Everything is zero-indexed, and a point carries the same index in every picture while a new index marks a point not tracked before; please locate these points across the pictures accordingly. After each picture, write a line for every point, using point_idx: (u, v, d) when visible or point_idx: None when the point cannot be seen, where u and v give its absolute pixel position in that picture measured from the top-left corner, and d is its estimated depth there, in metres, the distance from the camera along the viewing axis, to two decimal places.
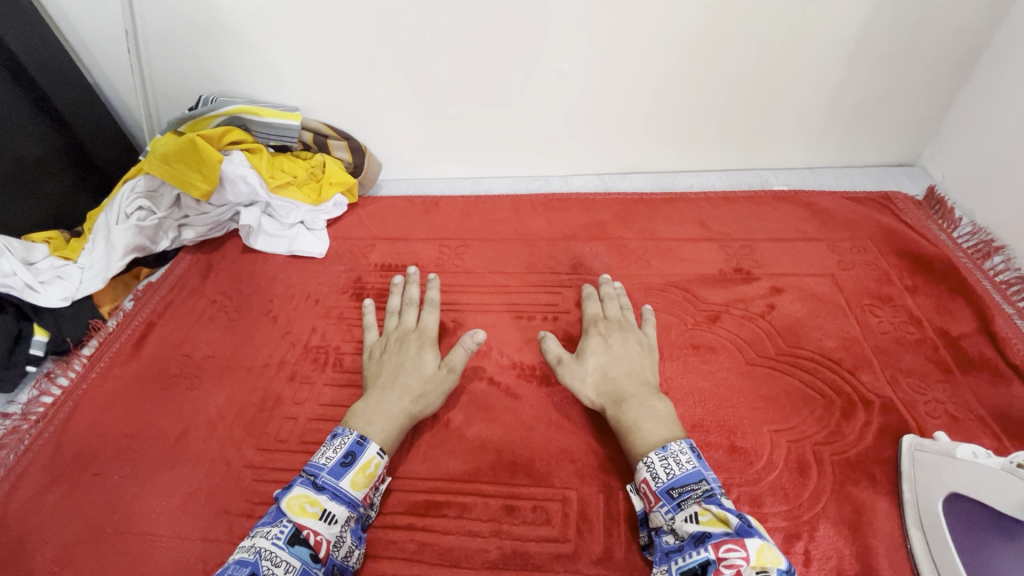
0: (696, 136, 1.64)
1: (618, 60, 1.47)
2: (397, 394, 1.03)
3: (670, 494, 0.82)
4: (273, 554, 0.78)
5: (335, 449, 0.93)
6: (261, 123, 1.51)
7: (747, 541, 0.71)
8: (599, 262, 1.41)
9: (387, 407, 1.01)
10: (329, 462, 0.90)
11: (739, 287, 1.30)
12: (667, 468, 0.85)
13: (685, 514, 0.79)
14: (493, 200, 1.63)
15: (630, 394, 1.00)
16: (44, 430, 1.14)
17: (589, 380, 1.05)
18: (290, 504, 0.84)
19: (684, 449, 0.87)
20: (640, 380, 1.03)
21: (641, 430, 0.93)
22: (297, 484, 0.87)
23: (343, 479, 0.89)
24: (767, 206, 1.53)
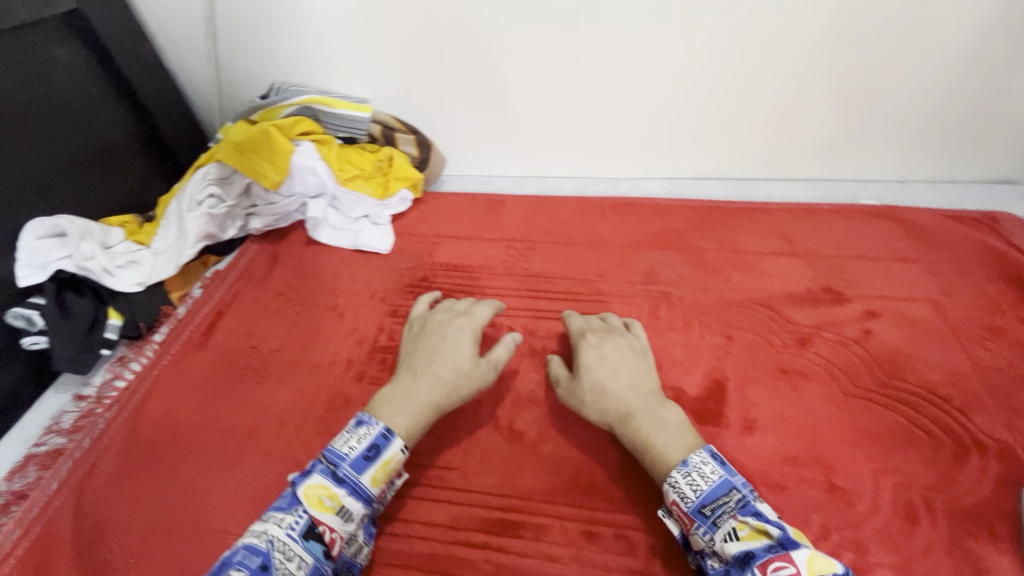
0: (779, 142, 1.55)
1: (701, 60, 1.41)
2: (427, 385, 1.00)
3: (703, 514, 0.78)
4: (285, 546, 0.77)
5: (361, 437, 0.89)
6: (331, 114, 1.50)
7: (795, 555, 0.67)
8: (677, 273, 1.34)
9: (412, 396, 0.98)
10: (353, 453, 0.87)
11: (830, 309, 1.21)
12: (691, 483, 0.81)
13: (723, 532, 0.74)
14: (561, 201, 1.58)
15: (640, 410, 0.95)
16: (118, 416, 1.15)
17: (596, 388, 1.00)
18: (306, 496, 0.82)
19: (706, 460, 0.82)
20: (644, 395, 0.98)
21: (655, 446, 0.89)
22: (314, 472, 0.85)
23: (365, 474, 0.86)
24: (857, 221, 1.43)
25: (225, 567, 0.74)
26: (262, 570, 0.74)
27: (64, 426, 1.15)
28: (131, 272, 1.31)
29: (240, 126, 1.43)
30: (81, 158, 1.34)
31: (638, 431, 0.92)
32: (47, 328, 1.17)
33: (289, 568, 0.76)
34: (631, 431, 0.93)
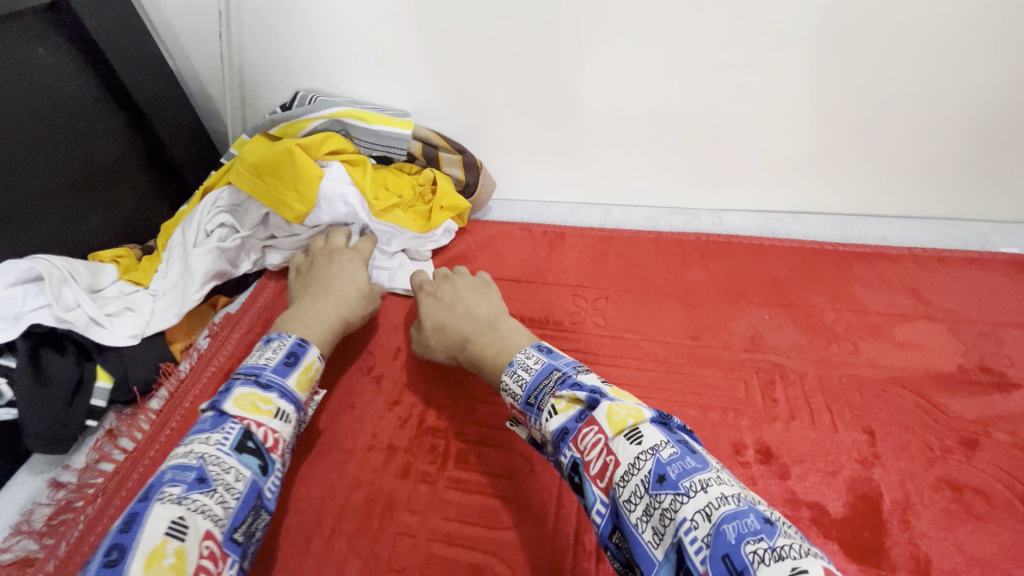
0: (899, 173, 1.29)
1: (818, 76, 1.16)
2: (330, 300, 1.04)
3: (530, 405, 0.76)
4: (218, 460, 0.69)
5: (267, 354, 0.87)
6: (366, 130, 1.25)
7: (597, 410, 0.67)
8: (789, 339, 1.09)
9: (321, 312, 1.01)
10: (269, 362, 0.85)
11: (995, 397, 0.96)
12: (519, 381, 0.80)
13: (545, 414, 0.73)
14: (634, 237, 1.34)
15: (497, 328, 0.95)
16: (103, 513, 0.92)
17: (448, 322, 1.00)
18: (237, 400, 0.77)
19: (531, 355, 0.82)
20: (474, 317, 0.99)
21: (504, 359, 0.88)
22: (235, 386, 0.80)
23: (288, 378, 0.85)
24: (1002, 276, 1.17)
25: (153, 486, 0.65)
26: (201, 481, 0.66)
27: (36, 525, 0.92)
28: (123, 322, 1.07)
29: (256, 144, 1.20)
30: (66, 181, 1.10)
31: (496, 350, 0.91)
32: (17, 399, 0.95)
33: (228, 479, 0.69)
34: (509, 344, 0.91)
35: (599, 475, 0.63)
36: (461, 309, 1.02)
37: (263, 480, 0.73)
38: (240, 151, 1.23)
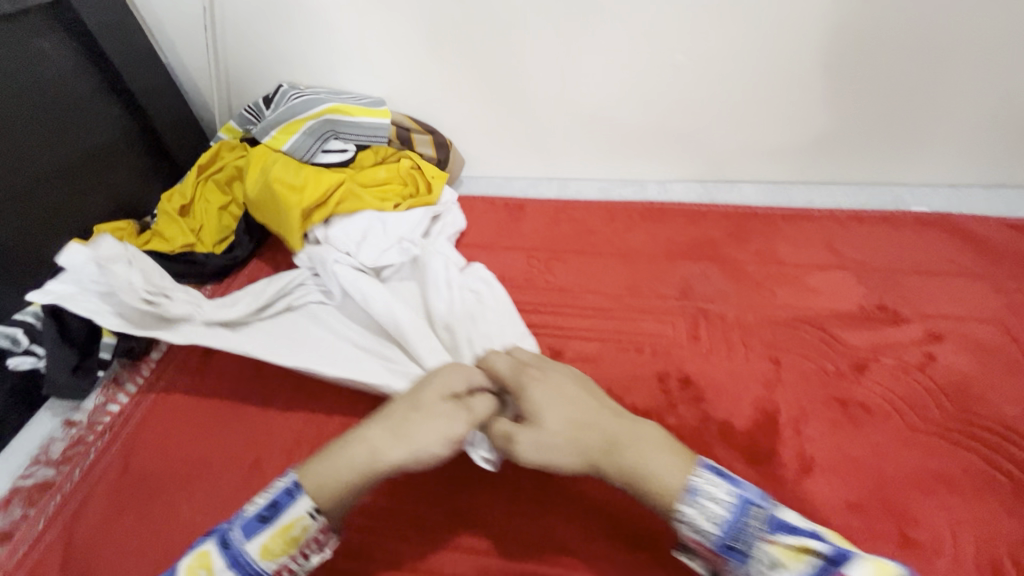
0: (822, 144, 1.44)
1: (738, 54, 1.30)
2: (356, 443, 0.77)
3: (732, 549, 0.68)
4: None
5: (265, 496, 0.73)
6: (349, 125, 1.40)
7: (848, 567, 0.64)
8: (716, 288, 1.23)
9: (349, 458, 0.75)
10: (250, 513, 0.71)
11: (887, 329, 1.11)
12: (708, 517, 0.69)
13: (764, 560, 0.67)
14: (587, 206, 1.47)
15: (632, 441, 0.77)
16: (111, 445, 1.06)
17: (580, 438, 0.79)
18: (188, 568, 0.68)
19: (709, 479, 0.71)
20: (601, 412, 0.82)
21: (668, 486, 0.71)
22: (210, 536, 0.71)
23: (253, 541, 0.69)
24: (908, 231, 1.32)
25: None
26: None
27: (52, 456, 1.05)
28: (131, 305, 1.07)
29: (259, 152, 1.35)
30: (69, 161, 1.23)
31: (642, 471, 0.74)
32: (38, 352, 1.09)
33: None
34: (635, 463, 0.74)
35: None
36: (556, 426, 0.80)
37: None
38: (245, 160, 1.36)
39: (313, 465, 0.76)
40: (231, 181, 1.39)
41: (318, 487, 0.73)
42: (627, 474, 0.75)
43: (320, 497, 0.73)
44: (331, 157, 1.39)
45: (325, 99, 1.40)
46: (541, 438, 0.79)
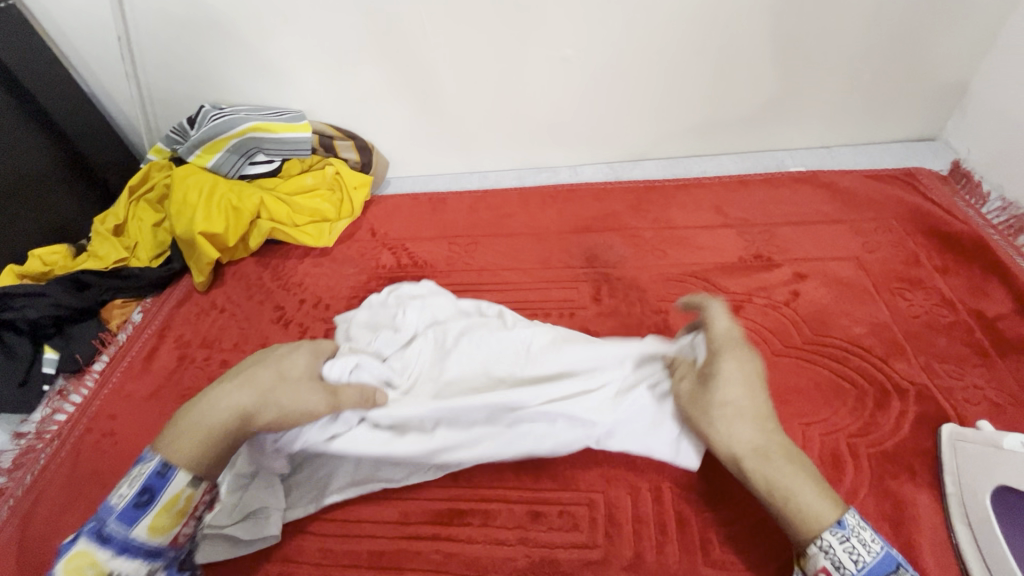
0: (711, 121, 1.55)
1: (619, 47, 1.40)
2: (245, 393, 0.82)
3: None
4: None
5: (133, 480, 0.75)
6: (272, 140, 1.48)
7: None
8: (616, 254, 1.37)
9: (224, 397, 0.81)
10: (120, 501, 0.73)
11: (761, 274, 1.25)
12: (854, 555, 0.71)
13: None
14: (502, 194, 1.59)
15: (759, 430, 0.80)
16: (60, 449, 1.14)
17: (744, 438, 0.80)
18: (66, 569, 0.68)
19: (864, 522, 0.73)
20: (765, 422, 0.81)
21: (792, 501, 0.76)
22: (80, 535, 0.71)
23: (138, 524, 0.73)
24: (785, 188, 1.47)
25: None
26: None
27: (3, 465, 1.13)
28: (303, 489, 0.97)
29: (191, 170, 1.45)
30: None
31: (760, 476, 0.78)
32: None
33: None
34: (765, 478, 0.78)
35: None
36: (745, 403, 0.82)
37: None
38: (175, 175, 1.45)
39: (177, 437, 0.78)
40: (159, 194, 1.47)
41: (175, 450, 0.77)
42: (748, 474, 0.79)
43: (174, 448, 0.77)
44: (259, 172, 1.51)
45: (247, 116, 1.47)
46: (711, 429, 0.82)
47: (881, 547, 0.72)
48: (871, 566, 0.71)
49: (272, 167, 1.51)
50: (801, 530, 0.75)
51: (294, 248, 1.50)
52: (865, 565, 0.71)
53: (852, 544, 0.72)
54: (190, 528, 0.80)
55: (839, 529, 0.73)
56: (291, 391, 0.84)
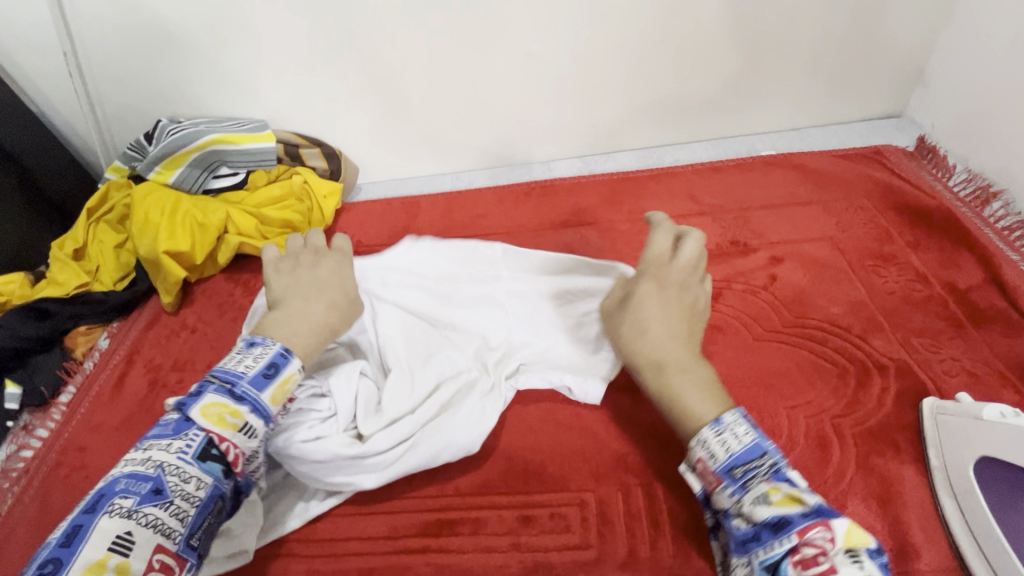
0: (680, 108, 1.55)
1: (585, 39, 1.39)
2: (319, 302, 0.94)
3: (734, 476, 0.72)
4: (179, 470, 0.72)
5: (259, 354, 0.83)
6: (236, 151, 1.43)
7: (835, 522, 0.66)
8: (594, 248, 1.36)
9: (308, 317, 0.92)
10: (249, 371, 0.80)
11: (738, 260, 1.25)
12: (729, 448, 0.73)
13: (754, 496, 0.70)
14: (475, 194, 1.57)
15: (689, 344, 0.86)
16: (28, 487, 1.09)
17: (666, 345, 0.85)
18: (207, 416, 0.76)
19: (741, 420, 0.75)
20: (684, 342, 0.86)
21: (688, 399, 0.80)
22: (207, 391, 0.78)
23: (264, 393, 0.79)
24: (757, 172, 1.47)
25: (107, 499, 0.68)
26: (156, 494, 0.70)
27: None
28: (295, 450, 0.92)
29: (152, 188, 1.40)
30: None
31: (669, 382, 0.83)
32: None
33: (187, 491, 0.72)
34: (670, 376, 0.83)
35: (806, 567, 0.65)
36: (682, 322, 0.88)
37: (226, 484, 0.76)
38: (134, 193, 1.39)
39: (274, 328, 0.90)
40: (119, 215, 1.41)
41: (270, 333, 0.89)
42: (661, 374, 0.84)
43: (290, 340, 0.88)
44: (223, 185, 1.46)
45: (210, 128, 1.42)
46: (629, 334, 0.89)
47: (754, 437, 0.73)
48: (735, 455, 0.73)
49: (236, 179, 1.46)
50: (688, 426, 0.79)
51: (264, 261, 1.46)
52: (730, 453, 0.73)
53: (718, 435, 0.74)
54: (280, 413, 0.85)
55: (712, 425, 0.75)
56: (314, 311, 0.92)
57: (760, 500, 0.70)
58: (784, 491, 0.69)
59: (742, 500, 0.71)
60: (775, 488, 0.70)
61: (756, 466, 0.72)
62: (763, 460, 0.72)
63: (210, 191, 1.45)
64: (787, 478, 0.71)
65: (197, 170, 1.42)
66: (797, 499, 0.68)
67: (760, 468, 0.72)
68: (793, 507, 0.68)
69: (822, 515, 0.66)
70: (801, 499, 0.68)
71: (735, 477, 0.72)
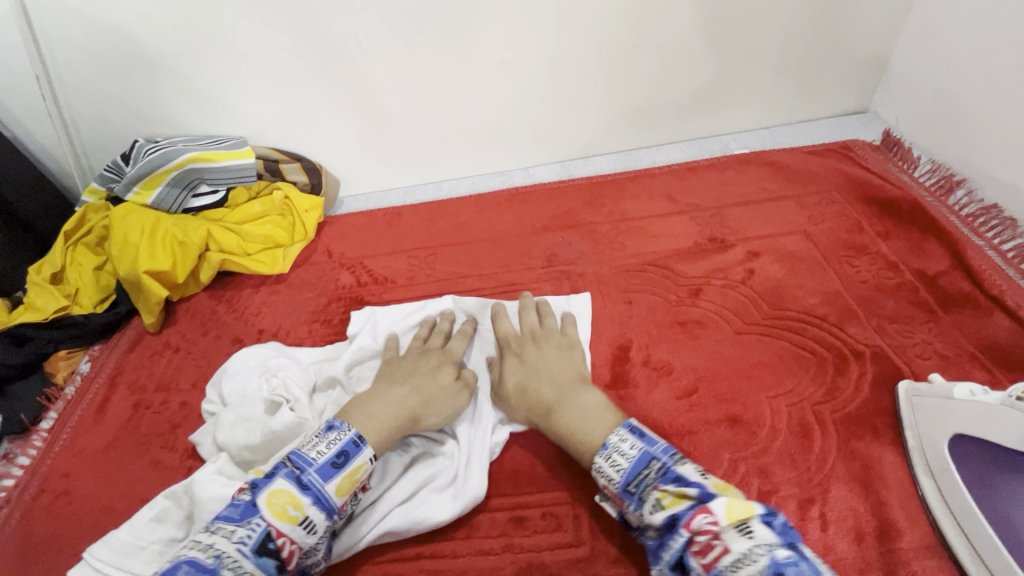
0: (655, 110, 1.58)
1: (558, 46, 1.42)
2: (406, 391, 0.93)
3: (630, 492, 0.76)
4: (236, 563, 0.68)
5: (333, 442, 0.83)
6: (215, 169, 1.42)
7: (713, 504, 0.67)
8: (576, 251, 1.37)
9: (393, 404, 0.91)
10: (320, 457, 0.80)
11: (716, 256, 1.28)
12: (615, 464, 0.80)
13: (649, 505, 0.73)
14: (457, 202, 1.58)
15: (568, 384, 0.95)
16: (10, 516, 1.07)
17: (553, 388, 0.95)
18: (275, 502, 0.75)
19: (624, 437, 0.82)
20: (570, 383, 0.96)
21: (580, 433, 0.88)
22: (279, 474, 0.78)
23: (331, 482, 0.79)
24: (730, 170, 1.51)
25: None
26: None
27: None
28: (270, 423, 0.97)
29: (130, 208, 1.38)
30: None
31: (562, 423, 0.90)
32: None
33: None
34: (563, 417, 0.91)
35: (700, 557, 0.64)
36: (564, 369, 0.98)
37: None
38: (112, 214, 1.37)
39: (359, 421, 0.88)
40: (96, 237, 1.39)
41: (363, 423, 0.87)
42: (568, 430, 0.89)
43: (368, 423, 0.87)
44: (202, 204, 1.45)
45: (188, 145, 1.41)
46: (512, 395, 0.98)
47: (639, 449, 0.79)
48: (627, 472, 0.78)
49: (217, 197, 1.45)
50: (585, 456, 0.86)
51: (248, 278, 1.46)
52: (622, 471, 0.79)
53: (609, 459, 0.81)
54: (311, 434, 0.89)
55: (602, 453, 0.82)
56: (394, 400, 0.91)
57: (653, 507, 0.72)
58: (683, 498, 0.70)
59: (641, 513, 0.74)
60: (666, 490, 0.72)
61: (648, 480, 0.76)
62: (649, 468, 0.77)
63: (189, 209, 1.44)
64: (676, 477, 0.73)
65: (175, 188, 1.41)
66: (687, 495, 0.70)
67: (649, 474, 0.76)
68: (682, 504, 0.70)
69: (704, 502, 0.68)
70: (687, 493, 0.70)
71: (632, 492, 0.76)
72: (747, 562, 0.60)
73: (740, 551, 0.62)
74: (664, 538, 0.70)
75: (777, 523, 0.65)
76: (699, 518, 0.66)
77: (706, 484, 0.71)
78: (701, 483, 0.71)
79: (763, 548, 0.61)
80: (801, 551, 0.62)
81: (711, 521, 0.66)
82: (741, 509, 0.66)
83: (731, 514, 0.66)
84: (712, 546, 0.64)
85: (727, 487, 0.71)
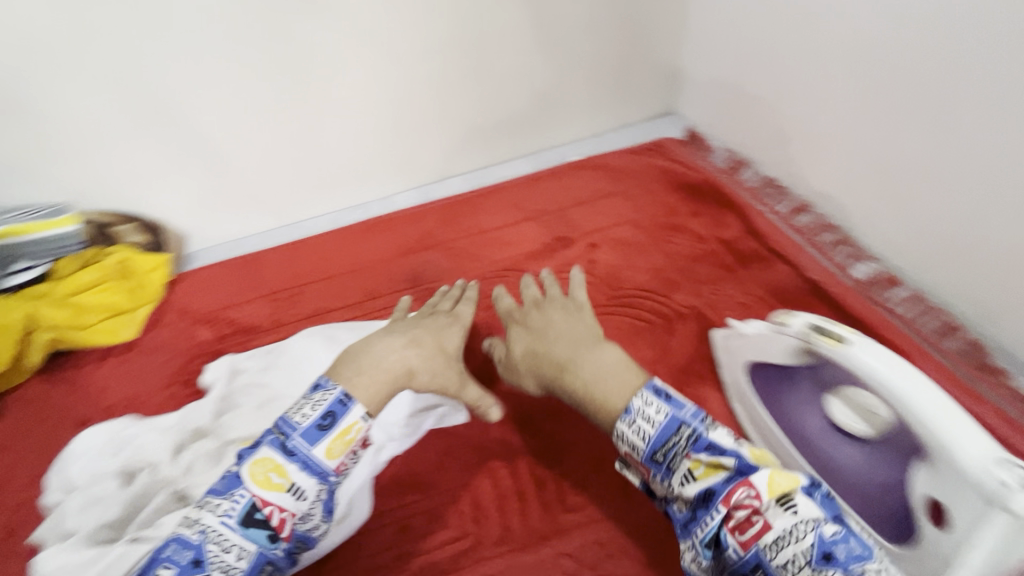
0: (492, 132, 1.61)
1: (403, 82, 1.43)
2: (401, 344, 0.97)
3: (658, 461, 0.81)
4: (221, 536, 0.73)
5: (317, 404, 0.82)
6: (30, 241, 1.24)
7: (755, 478, 0.74)
8: (438, 267, 1.45)
9: (383, 358, 0.93)
10: (304, 421, 0.80)
11: (562, 253, 1.43)
12: (642, 433, 0.82)
13: (681, 476, 0.79)
14: (312, 239, 1.53)
15: (580, 345, 0.97)
16: None
17: (563, 356, 0.96)
18: (256, 475, 0.77)
19: (649, 400, 0.84)
20: (590, 337, 0.98)
21: (599, 392, 0.89)
22: (264, 444, 0.80)
23: (319, 446, 0.80)
24: (567, 176, 1.62)
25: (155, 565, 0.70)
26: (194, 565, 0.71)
27: None
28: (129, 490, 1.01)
29: None
30: None
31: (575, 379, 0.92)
32: None
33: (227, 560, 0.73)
34: (582, 376, 0.92)
35: (738, 532, 0.73)
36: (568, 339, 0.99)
37: (273, 549, 0.77)
38: None
39: (357, 376, 0.88)
40: None
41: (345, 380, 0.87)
42: (592, 384, 0.90)
43: (354, 377, 0.88)
44: (16, 282, 1.24)
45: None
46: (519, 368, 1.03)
47: (666, 416, 0.82)
48: (653, 440, 0.82)
49: (36, 273, 1.26)
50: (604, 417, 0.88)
51: (86, 353, 1.34)
52: (649, 439, 0.82)
53: (631, 425, 0.83)
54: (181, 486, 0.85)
55: (626, 418, 0.84)
56: (388, 352, 0.94)
57: (687, 478, 0.78)
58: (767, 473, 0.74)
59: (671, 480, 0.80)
60: (698, 462, 0.78)
61: (676, 448, 0.80)
62: (675, 435, 0.80)
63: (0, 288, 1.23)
64: (708, 444, 0.78)
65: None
66: (720, 467, 0.77)
67: (677, 444, 0.80)
68: (717, 475, 0.77)
69: (742, 474, 0.75)
70: (720, 464, 0.77)
71: (659, 462, 0.81)
72: (795, 556, 0.68)
73: (784, 527, 0.70)
74: (697, 508, 0.77)
75: (816, 493, 0.73)
76: (743, 490, 0.74)
77: (741, 452, 0.77)
78: (736, 450, 0.77)
79: (809, 524, 0.69)
80: (845, 547, 0.68)
81: (750, 493, 0.73)
82: (784, 482, 0.73)
83: (777, 487, 0.73)
84: (750, 519, 0.72)
85: (760, 458, 0.78)
